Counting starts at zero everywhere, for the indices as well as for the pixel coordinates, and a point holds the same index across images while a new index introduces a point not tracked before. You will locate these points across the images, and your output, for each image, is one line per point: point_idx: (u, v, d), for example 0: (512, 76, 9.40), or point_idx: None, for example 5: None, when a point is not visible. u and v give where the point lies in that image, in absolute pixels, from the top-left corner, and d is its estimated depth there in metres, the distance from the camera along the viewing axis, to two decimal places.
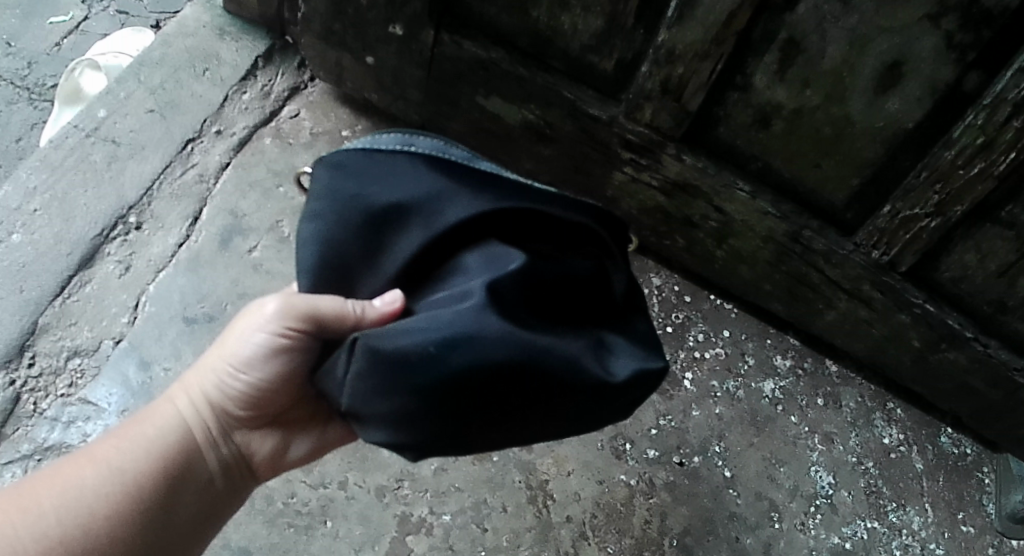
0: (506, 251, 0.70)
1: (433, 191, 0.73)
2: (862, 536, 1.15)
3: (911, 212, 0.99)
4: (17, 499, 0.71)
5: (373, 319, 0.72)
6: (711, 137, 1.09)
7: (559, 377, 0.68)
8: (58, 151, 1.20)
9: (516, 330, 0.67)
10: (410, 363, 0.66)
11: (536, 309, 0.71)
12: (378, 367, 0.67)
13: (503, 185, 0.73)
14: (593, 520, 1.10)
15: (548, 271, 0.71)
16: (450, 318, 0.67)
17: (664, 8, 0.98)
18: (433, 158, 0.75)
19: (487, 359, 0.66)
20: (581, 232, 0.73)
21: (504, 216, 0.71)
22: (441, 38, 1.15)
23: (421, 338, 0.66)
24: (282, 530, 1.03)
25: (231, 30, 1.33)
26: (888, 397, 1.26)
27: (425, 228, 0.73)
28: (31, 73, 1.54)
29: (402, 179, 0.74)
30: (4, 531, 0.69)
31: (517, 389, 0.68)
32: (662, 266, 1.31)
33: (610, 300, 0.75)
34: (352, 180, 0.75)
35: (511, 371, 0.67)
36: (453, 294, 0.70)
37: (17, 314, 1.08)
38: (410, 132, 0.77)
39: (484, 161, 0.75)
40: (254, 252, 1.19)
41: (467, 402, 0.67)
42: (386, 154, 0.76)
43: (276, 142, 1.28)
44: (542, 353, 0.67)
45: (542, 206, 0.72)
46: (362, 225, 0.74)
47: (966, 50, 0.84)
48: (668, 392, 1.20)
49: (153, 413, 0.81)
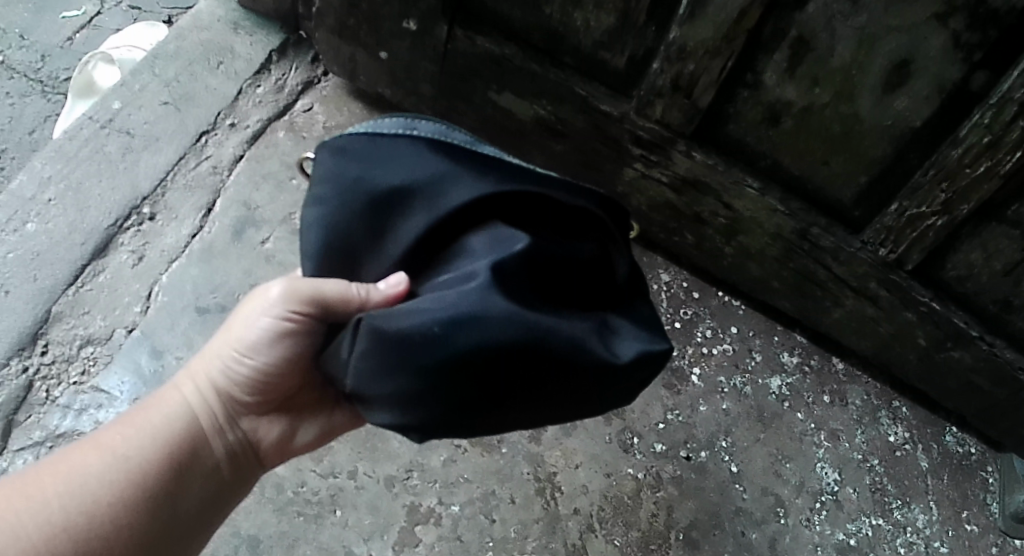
0: (510, 233, 0.71)
1: (436, 173, 0.74)
2: (867, 532, 1.16)
3: (918, 210, 1.00)
4: (23, 486, 0.72)
5: (377, 302, 0.72)
6: (720, 134, 1.10)
7: (564, 356, 0.69)
8: (73, 142, 1.21)
9: (519, 310, 0.68)
10: (415, 344, 0.67)
11: (539, 292, 0.72)
12: (383, 349, 0.68)
13: (506, 169, 0.74)
14: (600, 513, 1.11)
15: (552, 254, 0.72)
16: (454, 299, 0.68)
17: (675, 6, 0.98)
18: (436, 141, 0.76)
19: (492, 339, 0.66)
20: (583, 216, 0.74)
21: (507, 199, 0.72)
22: (454, 34, 1.16)
23: (425, 318, 0.67)
24: (292, 518, 1.04)
25: (246, 24, 1.35)
26: (893, 395, 1.27)
27: (427, 211, 0.74)
28: (44, 66, 1.56)
29: (405, 162, 0.75)
30: (7, 518, 0.70)
31: (522, 369, 0.69)
32: (671, 262, 1.31)
33: (614, 284, 0.76)
34: (355, 164, 0.76)
35: (516, 351, 0.68)
36: (458, 276, 0.71)
37: (32, 303, 1.10)
38: (412, 115, 0.78)
39: (486, 144, 0.76)
40: (266, 244, 1.20)
41: (471, 382, 0.68)
42: (389, 138, 0.76)
43: (289, 136, 1.29)
44: (546, 333, 0.68)
45: (545, 190, 0.73)
46: (365, 208, 0.75)
47: (973, 49, 0.85)
48: (676, 386, 1.21)
49: (160, 400, 0.82)
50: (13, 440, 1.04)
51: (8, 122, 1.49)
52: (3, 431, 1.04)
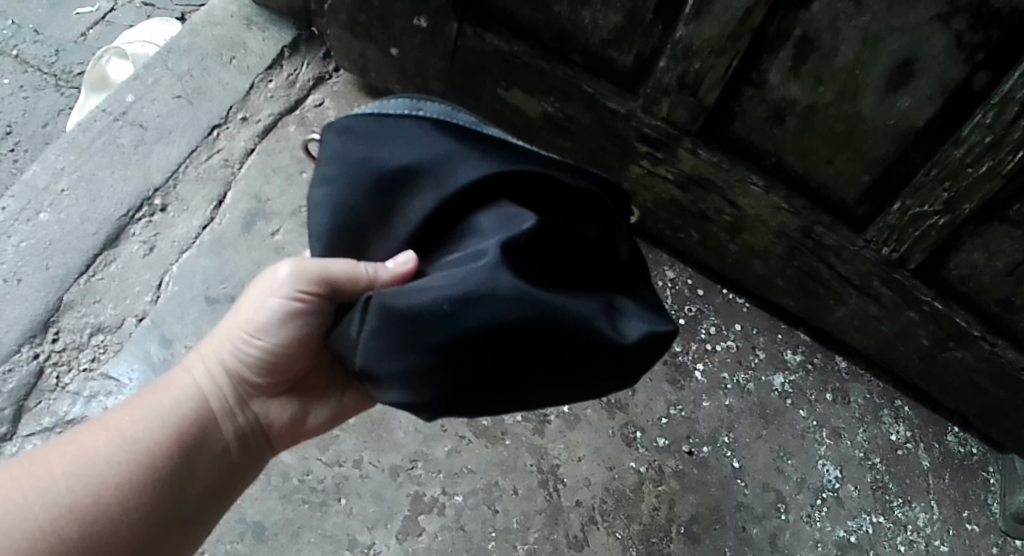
0: (518, 212, 0.72)
1: (444, 153, 0.75)
2: (868, 530, 1.17)
3: (920, 209, 1.01)
4: (30, 465, 0.74)
5: (385, 280, 0.74)
6: (726, 132, 1.11)
7: (572, 335, 0.70)
8: (87, 133, 1.23)
9: (529, 287, 0.69)
10: (424, 320, 0.68)
11: (546, 271, 0.73)
12: (393, 324, 0.69)
13: (511, 150, 0.76)
14: (602, 506, 1.12)
15: (558, 234, 0.73)
16: (464, 275, 0.69)
17: (682, 5, 1.00)
18: (442, 122, 0.78)
19: (502, 316, 0.68)
20: (588, 199, 0.76)
21: (514, 178, 0.74)
22: (464, 31, 1.17)
23: (436, 295, 0.68)
24: (297, 506, 1.06)
25: (258, 21, 1.36)
26: (896, 394, 1.28)
27: (435, 190, 0.75)
28: (58, 60, 1.58)
29: (412, 142, 0.77)
30: (14, 497, 0.71)
31: (531, 346, 0.70)
32: (676, 260, 1.33)
33: (617, 265, 0.78)
34: (362, 144, 0.77)
35: (525, 329, 0.69)
36: (467, 255, 0.72)
37: (44, 291, 1.12)
38: (417, 97, 0.80)
39: (490, 126, 0.78)
40: (275, 236, 1.22)
41: (480, 359, 0.70)
42: (395, 118, 0.78)
43: (300, 130, 1.31)
44: (555, 311, 0.69)
45: (551, 171, 0.75)
46: (372, 188, 0.76)
47: (976, 50, 0.86)
48: (679, 382, 1.22)
49: (170, 383, 0.83)
50: (23, 425, 1.06)
51: (22, 115, 1.52)
52: (14, 416, 1.06)
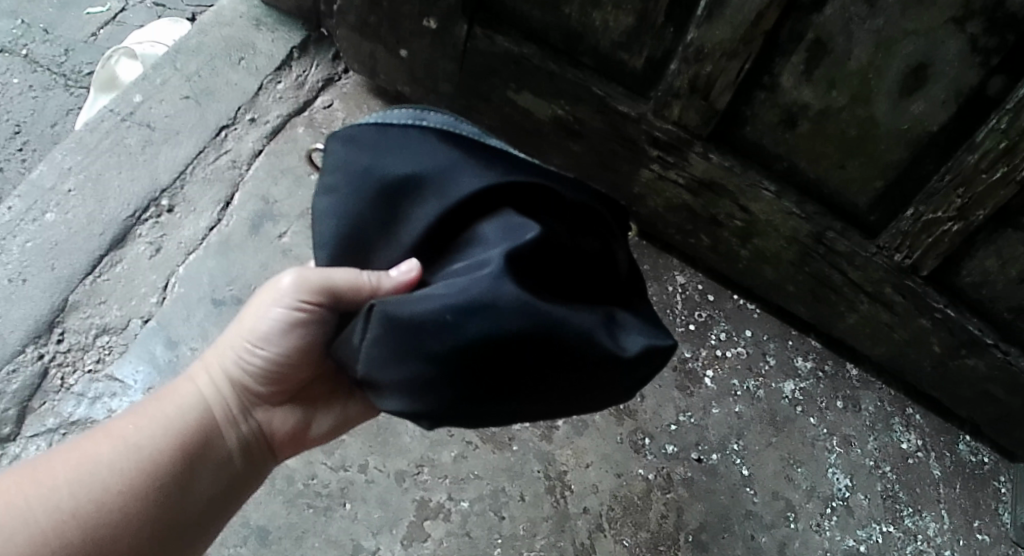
0: (522, 222, 0.71)
1: (448, 163, 0.74)
2: (877, 539, 1.15)
3: (934, 215, 1.00)
4: (32, 472, 0.73)
5: (389, 288, 0.73)
6: (737, 136, 1.10)
7: (573, 347, 0.69)
8: (94, 134, 1.23)
9: (530, 298, 0.68)
10: (426, 329, 0.68)
11: (547, 282, 0.72)
12: (395, 333, 0.69)
13: (515, 161, 0.75)
14: (610, 512, 1.11)
15: (559, 243, 0.72)
16: (467, 285, 0.68)
17: (694, 7, 0.99)
18: (445, 132, 0.77)
19: (503, 326, 0.67)
20: (586, 212, 0.75)
21: (517, 188, 0.73)
22: (474, 33, 1.16)
23: (438, 304, 0.68)
24: (302, 510, 1.05)
25: (267, 21, 1.36)
26: (908, 403, 1.26)
27: (439, 200, 0.74)
28: (68, 60, 1.58)
29: (416, 152, 0.76)
30: (15, 502, 0.71)
31: (531, 358, 0.69)
32: (686, 265, 1.31)
33: (616, 278, 0.77)
34: (365, 154, 0.77)
35: (526, 340, 0.68)
36: (471, 264, 0.71)
37: (49, 291, 1.11)
38: (421, 107, 0.79)
39: (493, 136, 0.77)
40: (283, 238, 1.21)
41: (481, 369, 0.69)
42: (399, 128, 0.78)
43: (308, 131, 1.30)
44: (556, 323, 0.68)
45: (552, 183, 0.74)
46: (376, 198, 0.76)
47: (991, 54, 0.85)
48: (688, 388, 1.21)
49: (173, 392, 0.83)
50: (26, 426, 1.05)
51: (31, 115, 1.51)
52: (18, 417, 1.05)
